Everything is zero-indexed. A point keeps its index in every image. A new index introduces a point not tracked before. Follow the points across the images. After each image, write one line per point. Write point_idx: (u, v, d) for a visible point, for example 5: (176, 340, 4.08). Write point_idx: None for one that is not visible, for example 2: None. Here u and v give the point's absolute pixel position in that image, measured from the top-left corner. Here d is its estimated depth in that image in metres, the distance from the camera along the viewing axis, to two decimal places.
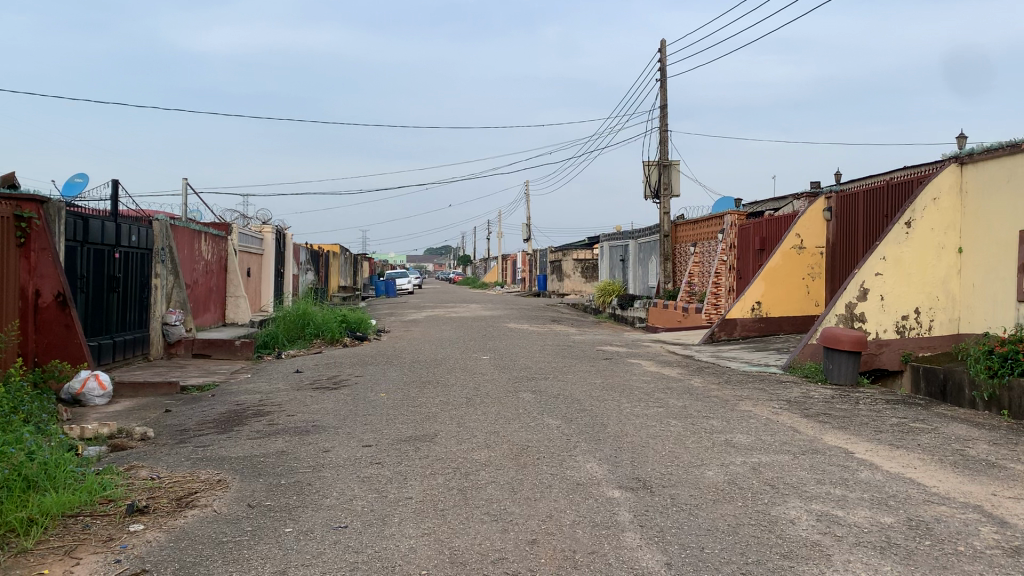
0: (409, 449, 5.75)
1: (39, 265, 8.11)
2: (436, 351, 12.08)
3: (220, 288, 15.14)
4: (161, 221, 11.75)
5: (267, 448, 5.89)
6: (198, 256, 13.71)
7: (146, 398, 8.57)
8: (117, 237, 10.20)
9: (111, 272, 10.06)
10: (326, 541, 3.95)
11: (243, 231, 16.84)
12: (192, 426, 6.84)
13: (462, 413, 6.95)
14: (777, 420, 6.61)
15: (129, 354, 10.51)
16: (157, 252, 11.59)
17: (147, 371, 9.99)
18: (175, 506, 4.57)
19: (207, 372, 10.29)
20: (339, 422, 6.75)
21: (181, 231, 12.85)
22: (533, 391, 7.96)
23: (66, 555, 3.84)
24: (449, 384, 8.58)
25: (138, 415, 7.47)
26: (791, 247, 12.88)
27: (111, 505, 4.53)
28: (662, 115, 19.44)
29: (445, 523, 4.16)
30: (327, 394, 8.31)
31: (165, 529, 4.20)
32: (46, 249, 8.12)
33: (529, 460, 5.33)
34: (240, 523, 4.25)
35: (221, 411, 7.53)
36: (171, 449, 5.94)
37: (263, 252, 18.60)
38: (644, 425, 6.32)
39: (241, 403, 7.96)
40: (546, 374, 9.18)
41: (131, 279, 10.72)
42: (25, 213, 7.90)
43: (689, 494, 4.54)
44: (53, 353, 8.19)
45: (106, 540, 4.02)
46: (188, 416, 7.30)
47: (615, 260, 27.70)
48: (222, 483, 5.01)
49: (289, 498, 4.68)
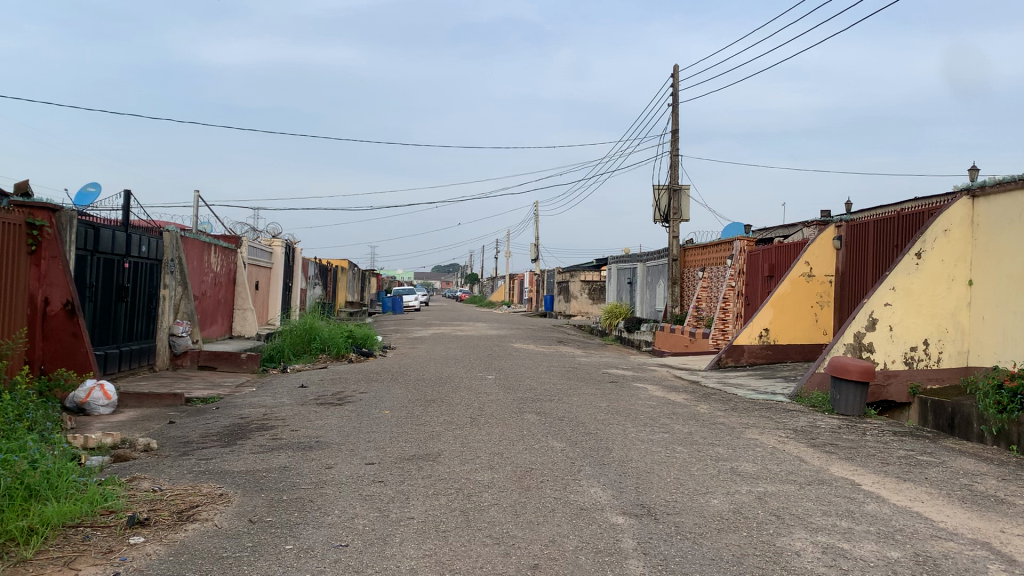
0: (412, 468, 5.73)
1: (48, 274, 8.15)
2: (442, 369, 12.05)
3: (228, 300, 15.17)
4: (172, 232, 11.78)
5: (270, 463, 5.87)
6: (207, 267, 13.75)
7: (150, 408, 8.56)
8: (127, 247, 10.24)
9: (120, 282, 10.10)
10: (326, 559, 3.93)
11: (253, 244, 16.90)
12: (196, 438, 6.82)
13: (466, 433, 6.92)
14: (784, 449, 6.56)
15: (135, 364, 10.53)
16: (166, 263, 11.62)
17: (152, 382, 9.98)
18: (176, 520, 4.54)
19: (211, 384, 10.27)
20: (343, 439, 6.73)
21: (191, 242, 12.90)
22: (537, 412, 7.92)
23: (65, 566, 3.81)
24: (453, 403, 8.55)
25: (142, 426, 7.46)
26: (800, 275, 12.85)
27: (112, 516, 4.51)
28: (673, 139, 19.49)
29: (447, 545, 4.13)
30: (332, 410, 8.28)
31: (166, 543, 4.17)
32: (56, 257, 8.17)
33: (532, 483, 5.30)
34: (241, 539, 4.22)
35: (225, 424, 7.51)
36: (175, 462, 5.92)
37: (271, 266, 18.68)
38: (650, 450, 6.28)
39: (245, 416, 7.94)
40: (551, 396, 9.14)
41: (139, 289, 10.75)
42: (37, 221, 7.96)
43: (693, 523, 4.50)
44: (59, 362, 8.22)
45: (106, 552, 3.99)
46: (192, 429, 7.28)
47: (623, 283, 27.67)
48: (224, 497, 4.98)
49: (291, 514, 4.65)
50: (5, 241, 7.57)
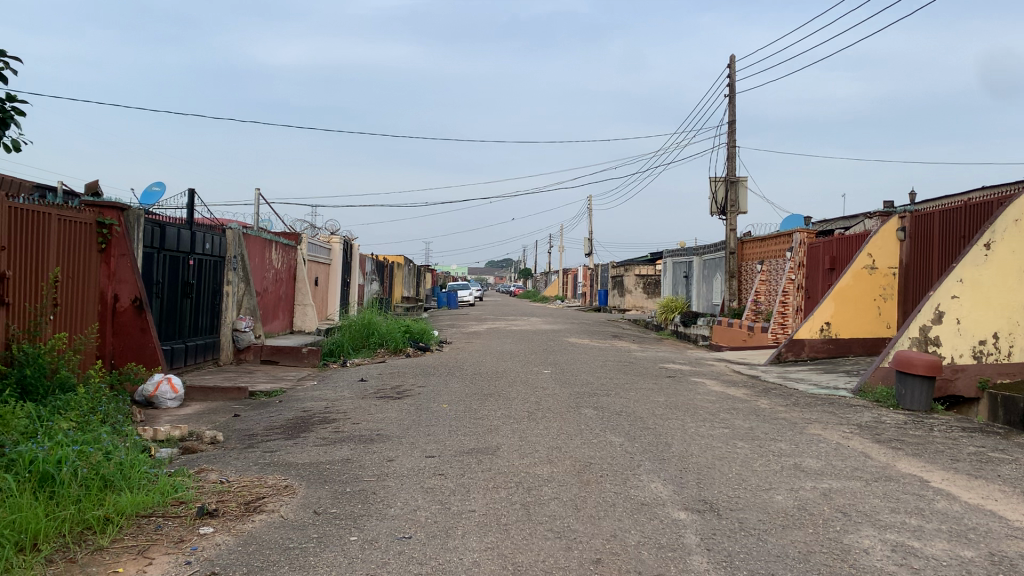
0: (471, 461, 5.76)
1: (118, 271, 8.41)
2: (498, 364, 12.05)
3: (289, 296, 15.45)
4: (234, 230, 12.02)
5: (333, 455, 5.97)
6: (269, 264, 14.02)
7: (215, 402, 8.75)
8: (191, 245, 10.48)
9: (186, 279, 10.35)
10: (390, 551, 3.97)
11: (311, 240, 17.16)
12: (261, 431, 6.96)
13: (524, 427, 6.93)
14: (848, 444, 6.44)
15: (201, 359, 10.78)
16: (229, 260, 11.87)
17: (217, 376, 10.21)
18: (243, 511, 4.64)
19: (274, 378, 10.45)
20: (403, 432, 6.80)
21: (253, 240, 13.17)
22: (595, 407, 7.89)
23: (140, 554, 3.93)
24: (510, 398, 8.55)
25: (208, 419, 7.64)
26: (862, 267, 12.58)
27: (182, 506, 4.63)
28: (730, 130, 19.19)
29: (509, 538, 4.14)
30: (391, 403, 8.37)
31: (234, 533, 4.27)
32: (125, 255, 8.44)
33: (593, 477, 5.28)
34: (306, 530, 4.30)
35: (288, 417, 7.64)
36: (241, 454, 6.06)
37: (330, 262, 18.95)
38: (710, 446, 6.21)
39: (307, 409, 8.09)
40: (608, 391, 9.09)
41: (204, 286, 11.01)
42: (106, 220, 8.20)
43: (757, 519, 4.44)
44: (129, 357, 8.49)
45: (178, 542, 4.10)
46: (257, 421, 7.43)
47: (679, 277, 27.39)
48: (289, 489, 5.09)
49: (353, 506, 4.72)
50: (76, 240, 7.85)
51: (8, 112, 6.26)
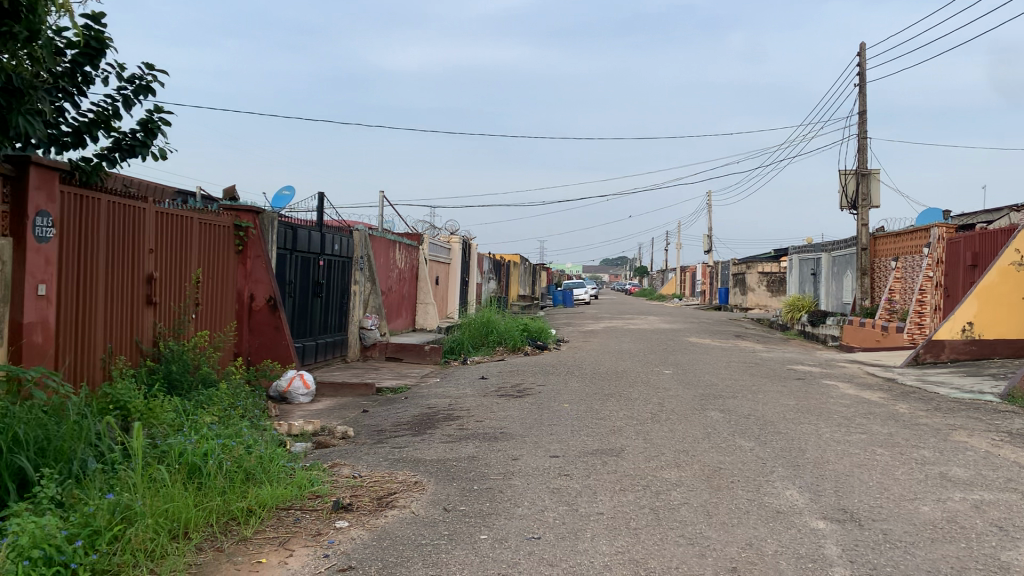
0: (597, 462, 5.71)
1: (254, 271, 8.82)
2: (618, 364, 11.94)
3: (411, 295, 15.79)
4: (361, 231, 12.37)
5: (459, 453, 6.04)
6: (392, 263, 14.38)
7: (344, 397, 9.03)
8: (321, 246, 10.85)
9: (316, 279, 10.73)
10: (520, 551, 3.98)
11: (432, 240, 17.49)
12: (388, 427, 7.13)
13: (649, 429, 6.83)
14: (999, 453, 6.03)
15: (330, 355, 11.16)
16: (356, 260, 12.23)
17: (345, 372, 10.54)
18: (375, 505, 4.75)
19: (399, 375, 10.69)
20: (527, 431, 6.82)
21: (378, 241, 13.53)
22: (721, 409, 7.70)
23: (281, 545, 4.08)
24: (633, 399, 8.45)
25: (338, 414, 7.88)
26: (1008, 264, 12.05)
27: (318, 500, 4.79)
28: (861, 121, 18.36)
29: (639, 543, 4.07)
30: (513, 402, 8.41)
31: (368, 528, 4.37)
32: (260, 256, 8.82)
33: (723, 482, 5.14)
34: (437, 526, 4.36)
35: (414, 414, 7.79)
36: (371, 449, 6.22)
37: (450, 261, 19.27)
38: (847, 452, 5.94)
39: (432, 406, 8.22)
40: (735, 393, 8.85)
41: (333, 285, 11.39)
42: (243, 223, 8.62)
43: (902, 531, 4.21)
44: (265, 354, 8.90)
45: (316, 535, 4.23)
46: (385, 417, 7.62)
47: (806, 275, 26.47)
48: (419, 485, 5.18)
49: (482, 504, 4.75)
50: (217, 243, 8.32)
51: (156, 122, 6.64)
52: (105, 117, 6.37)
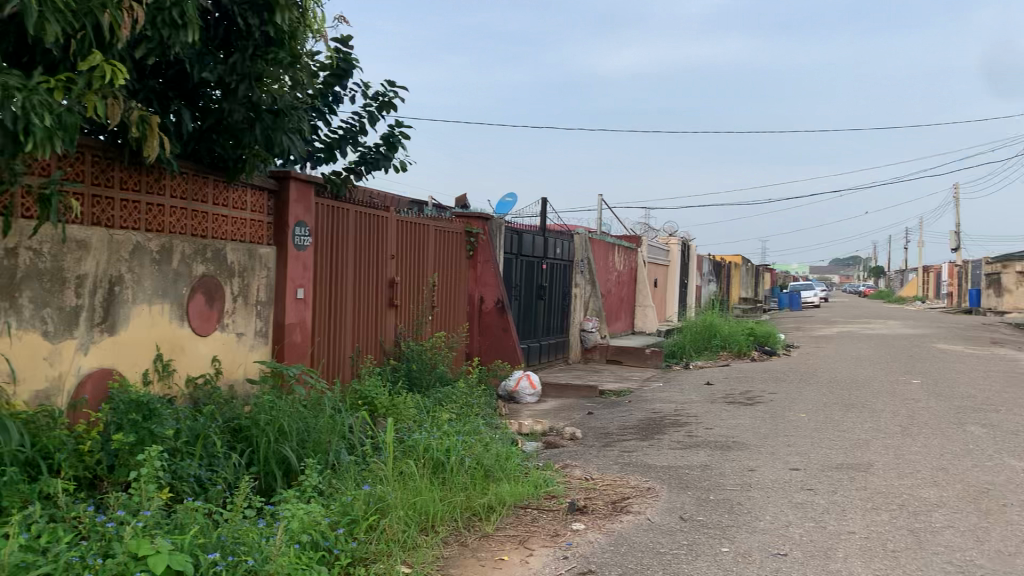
0: (842, 477, 5.35)
1: (483, 275, 9.16)
2: (854, 371, 11.19)
3: (630, 297, 15.72)
4: (582, 235, 12.47)
5: (691, 460, 5.89)
6: (612, 266, 14.38)
7: (569, 399, 9.12)
8: (545, 250, 11.06)
9: (540, 282, 10.94)
10: (765, 567, 3.79)
11: (652, 242, 17.32)
12: (616, 430, 7.10)
13: (899, 443, 6.31)
14: None
15: (553, 357, 11.34)
16: (577, 264, 12.34)
17: (568, 374, 10.66)
18: (610, 510, 4.72)
19: (621, 378, 10.65)
20: (761, 440, 6.53)
21: (599, 244, 13.58)
22: (982, 424, 6.98)
23: (522, 544, 4.15)
24: (876, 410, 7.87)
25: (565, 415, 7.96)
26: None
27: (554, 500, 4.84)
28: None
29: (899, 567, 3.75)
30: (743, 409, 8.11)
31: (605, 532, 4.35)
32: (489, 260, 9.14)
33: (993, 506, 4.64)
34: (675, 535, 4.26)
35: (641, 418, 7.71)
36: (601, 452, 6.22)
37: (669, 263, 19.00)
38: None
39: (658, 411, 8.11)
40: (996, 406, 8.00)
41: (556, 288, 11.56)
42: (473, 228, 8.97)
43: None
44: (493, 354, 9.21)
45: (554, 535, 4.27)
46: (611, 420, 7.60)
47: None
48: (653, 491, 5.10)
49: (720, 515, 4.59)
50: (450, 248, 8.71)
51: (396, 135, 7.03)
52: (352, 133, 6.83)
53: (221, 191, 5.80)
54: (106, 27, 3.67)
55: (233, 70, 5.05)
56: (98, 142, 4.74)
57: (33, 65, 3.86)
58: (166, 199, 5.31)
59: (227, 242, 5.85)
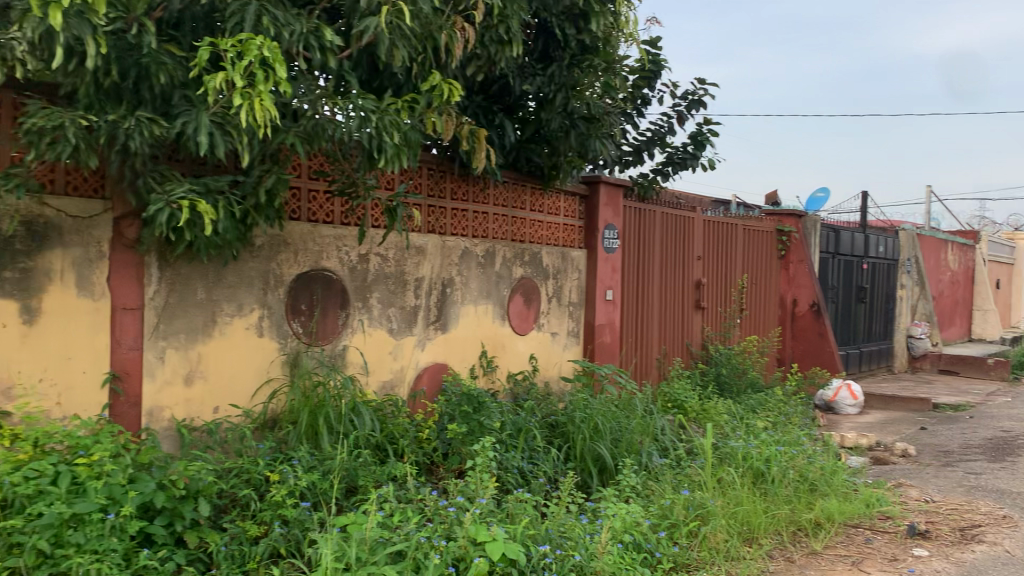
0: None
1: (796, 276, 8.71)
2: None
3: (966, 300, 14.08)
4: (908, 231, 11.40)
5: None
6: (945, 265, 12.99)
7: (896, 411, 8.35)
8: (866, 248, 10.26)
9: (860, 283, 10.16)
10: None
11: (992, 238, 15.39)
12: (957, 448, 6.36)
13: None
14: None
15: (875, 364, 10.47)
16: (903, 263, 11.29)
17: (894, 383, 9.77)
18: (958, 537, 4.22)
19: (959, 390, 9.55)
20: None
21: (928, 241, 12.33)
22: None
23: (855, 566, 3.84)
24: None
25: (894, 429, 7.30)
26: None
27: (890, 522, 4.42)
28: None
29: None
30: None
31: (954, 561, 3.90)
32: (803, 261, 8.67)
33: None
34: None
35: (987, 436, 6.84)
36: (940, 472, 5.60)
37: (1015, 261, 16.75)
38: None
39: (1008, 429, 7.15)
40: None
41: (878, 290, 10.67)
42: (785, 227, 8.58)
43: None
44: (808, 360, 8.73)
45: (893, 560, 3.90)
46: (951, 437, 6.83)
47: None
48: (1009, 521, 4.48)
49: None
50: (759, 248, 8.40)
51: (705, 134, 6.89)
52: (661, 135, 6.80)
53: (537, 197, 6.05)
54: (443, 47, 3.97)
55: (552, 81, 5.27)
56: (432, 156, 5.15)
57: (382, 89, 4.24)
58: (491, 207, 5.65)
59: (544, 246, 6.09)
